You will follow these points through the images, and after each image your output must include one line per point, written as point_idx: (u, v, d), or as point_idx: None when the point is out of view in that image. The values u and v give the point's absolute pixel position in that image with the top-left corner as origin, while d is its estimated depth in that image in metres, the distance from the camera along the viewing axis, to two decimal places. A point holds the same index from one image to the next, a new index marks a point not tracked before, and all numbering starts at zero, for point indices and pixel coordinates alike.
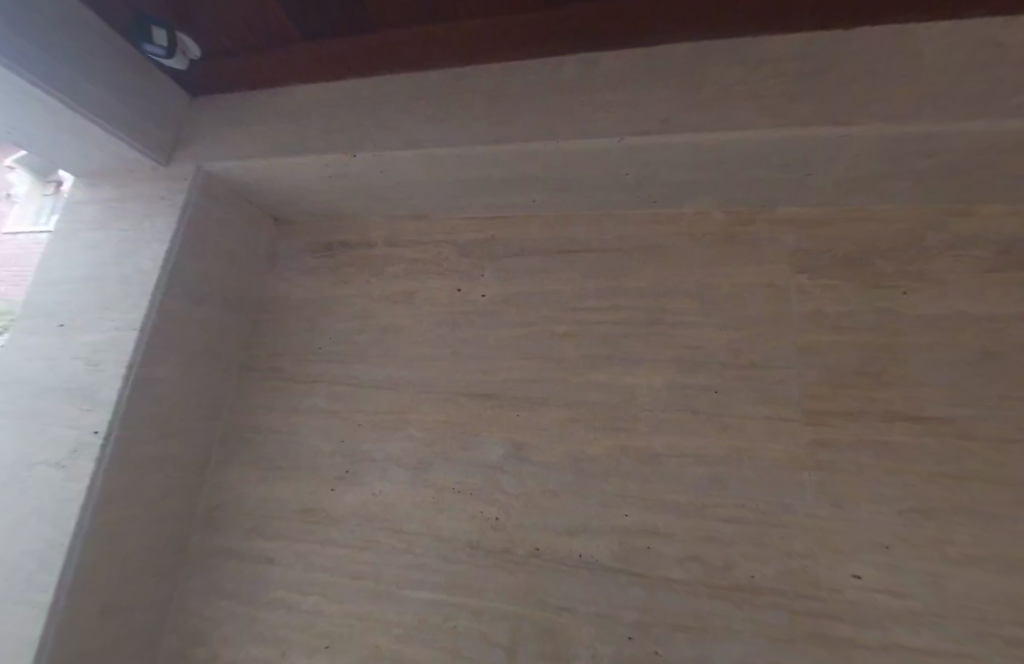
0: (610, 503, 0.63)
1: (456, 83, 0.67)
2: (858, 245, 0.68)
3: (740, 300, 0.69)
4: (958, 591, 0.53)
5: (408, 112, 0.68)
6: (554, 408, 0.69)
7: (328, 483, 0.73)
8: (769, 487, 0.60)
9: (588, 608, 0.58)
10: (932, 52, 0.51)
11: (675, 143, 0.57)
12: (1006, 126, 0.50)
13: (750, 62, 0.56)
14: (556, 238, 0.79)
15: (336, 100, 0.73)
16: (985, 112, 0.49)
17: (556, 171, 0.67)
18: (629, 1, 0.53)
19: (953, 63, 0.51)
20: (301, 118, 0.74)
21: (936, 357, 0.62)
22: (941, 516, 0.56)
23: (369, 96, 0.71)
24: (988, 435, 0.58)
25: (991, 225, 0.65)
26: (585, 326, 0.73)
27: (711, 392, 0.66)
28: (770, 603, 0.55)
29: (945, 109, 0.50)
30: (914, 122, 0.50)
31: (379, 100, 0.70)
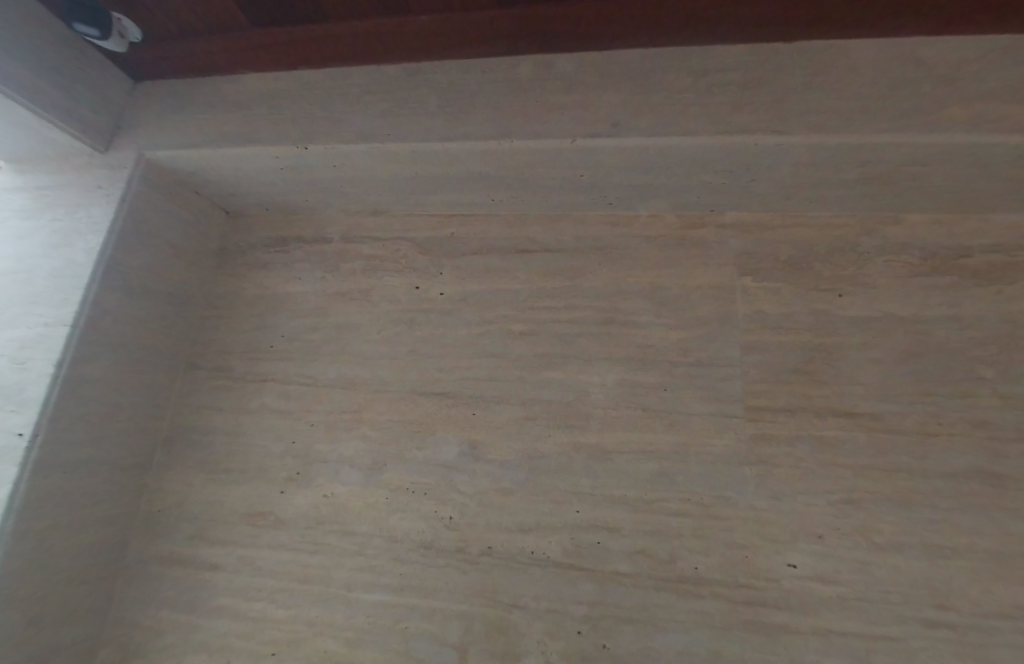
0: (563, 500, 0.64)
1: (411, 77, 0.66)
2: (799, 249, 0.72)
3: (690, 300, 0.71)
4: (881, 576, 0.57)
5: (361, 105, 0.66)
6: (510, 407, 0.70)
7: (277, 486, 0.71)
8: (714, 481, 0.62)
9: (539, 604, 0.59)
10: (861, 69, 0.55)
11: (625, 146, 0.58)
12: (927, 141, 0.53)
13: (698, 70, 0.58)
14: (514, 236, 0.79)
15: (288, 90, 0.70)
16: (908, 126, 0.53)
17: (512, 170, 0.67)
18: (582, 4, 0.54)
19: (880, 79, 0.54)
20: (250, 107, 0.72)
21: (867, 356, 0.66)
22: (867, 506, 0.60)
23: (322, 87, 0.69)
24: (910, 429, 0.62)
25: (915, 233, 0.70)
26: (542, 324, 0.73)
27: (661, 389, 0.68)
28: (713, 593, 0.57)
29: (873, 122, 0.53)
30: (845, 134, 0.53)
31: (332, 92, 0.69)
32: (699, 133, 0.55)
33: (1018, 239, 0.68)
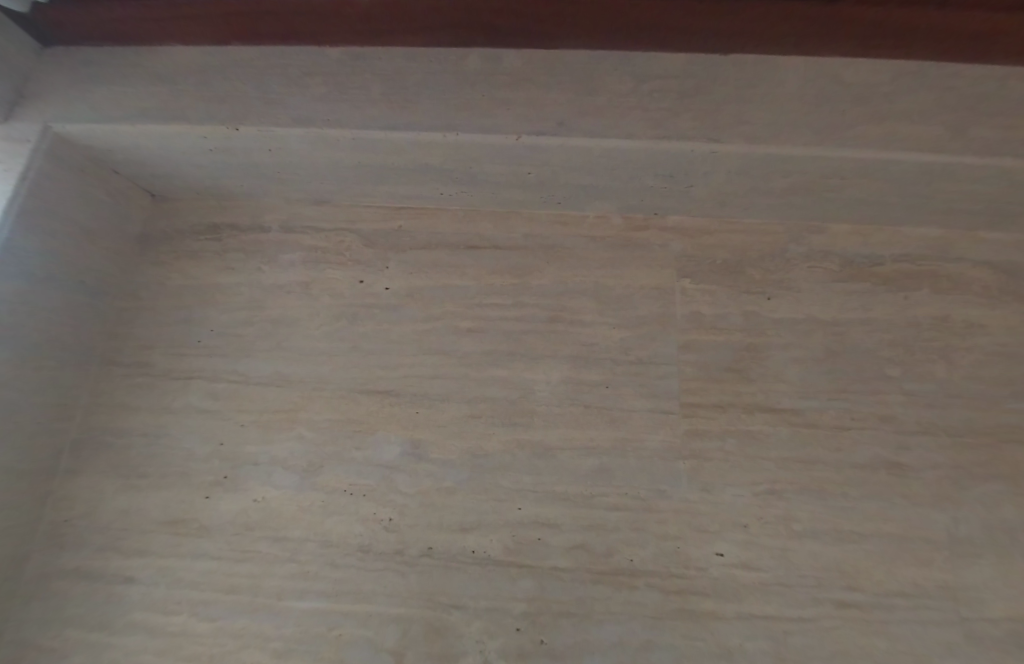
0: (505, 498, 0.64)
1: (353, 62, 0.63)
2: (734, 254, 0.75)
3: (633, 300, 0.73)
4: (798, 561, 0.61)
5: (300, 87, 0.63)
6: (455, 404, 0.69)
7: (202, 490, 0.67)
8: (651, 476, 0.64)
9: (479, 604, 0.59)
10: (789, 84, 0.58)
11: (569, 145, 0.58)
12: (843, 156, 0.57)
13: (642, 75, 0.59)
14: (463, 232, 0.78)
15: (220, 66, 0.66)
16: (827, 141, 0.56)
17: (458, 163, 0.66)
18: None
19: (805, 95, 0.57)
20: (176, 82, 0.66)
21: (792, 356, 0.70)
22: (788, 496, 0.64)
23: (257, 66, 0.65)
24: (827, 424, 0.67)
25: (836, 242, 0.76)
26: (488, 322, 0.73)
27: (604, 387, 0.69)
28: (647, 583, 0.59)
29: (797, 135, 0.56)
30: (772, 145, 0.56)
31: (268, 71, 0.65)
32: (640, 137, 0.57)
33: (921, 251, 0.75)
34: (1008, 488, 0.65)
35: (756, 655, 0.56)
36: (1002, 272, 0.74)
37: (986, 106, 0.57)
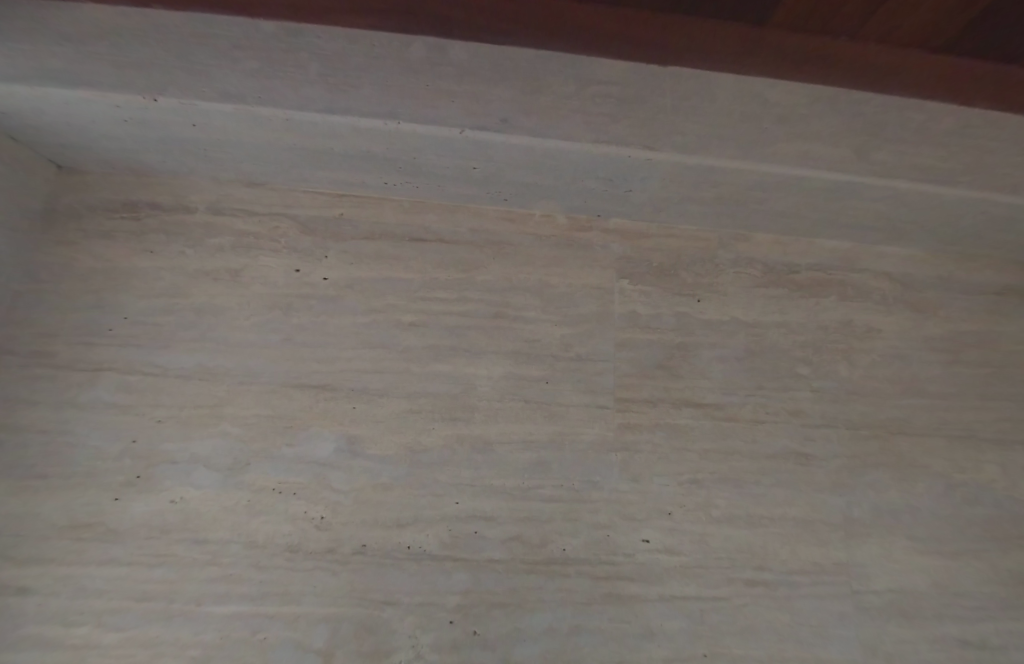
0: (443, 493, 0.64)
1: (253, 34, 0.49)
2: (668, 257, 0.79)
3: (574, 299, 0.75)
4: (716, 545, 0.65)
5: (206, 61, 0.53)
6: (394, 399, 0.68)
7: (111, 492, 0.61)
8: (585, 468, 0.67)
9: (412, 599, 0.58)
10: (741, 104, 0.56)
11: (514, 143, 0.61)
12: (750, 167, 0.65)
13: (592, 81, 0.53)
14: (407, 223, 0.76)
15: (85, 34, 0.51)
16: (743, 155, 0.63)
17: (401, 153, 0.65)
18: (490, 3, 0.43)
19: (749, 114, 0.57)
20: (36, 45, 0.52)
21: (717, 354, 0.75)
22: (708, 485, 0.68)
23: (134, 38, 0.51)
24: (745, 418, 0.73)
25: (759, 250, 0.82)
26: (431, 316, 0.72)
27: (543, 382, 0.71)
28: (578, 571, 0.62)
29: (717, 148, 0.62)
30: (694, 155, 0.63)
31: (149, 44, 0.52)
32: (579, 141, 0.61)
33: (831, 261, 0.83)
34: (893, 474, 0.73)
35: (675, 634, 0.61)
36: (896, 282, 0.83)
37: (904, 138, 0.60)
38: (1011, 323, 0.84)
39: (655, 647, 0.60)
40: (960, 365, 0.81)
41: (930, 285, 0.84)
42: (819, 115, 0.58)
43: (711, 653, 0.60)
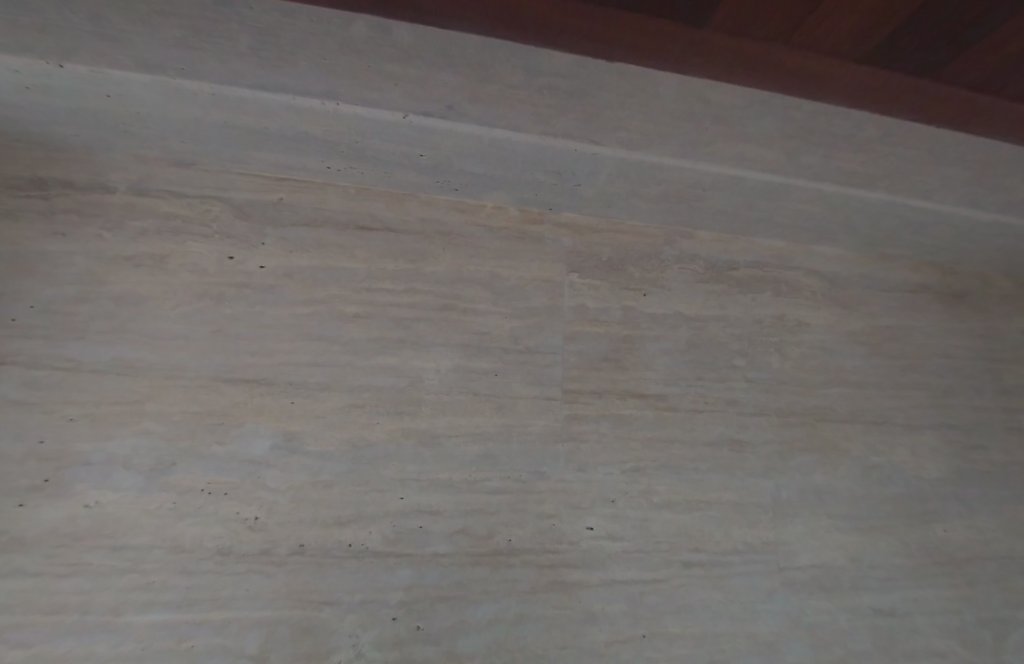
0: (387, 488, 0.62)
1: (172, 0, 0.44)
2: (616, 251, 0.81)
3: (524, 291, 0.75)
4: (656, 530, 0.68)
5: (118, 28, 0.47)
6: (336, 394, 0.65)
7: (10, 498, 0.55)
8: (531, 459, 0.67)
9: (353, 597, 0.57)
10: (683, 104, 0.57)
11: (459, 130, 0.61)
12: (688, 165, 0.68)
13: (544, 72, 0.52)
14: (352, 210, 0.73)
15: None
16: (684, 154, 0.66)
17: (343, 137, 0.63)
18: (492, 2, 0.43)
19: (690, 114, 0.59)
20: None
21: (660, 347, 0.78)
22: (650, 472, 0.71)
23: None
24: (686, 407, 0.76)
25: (701, 246, 0.85)
26: (376, 307, 0.70)
27: (492, 375, 0.70)
28: (523, 561, 0.63)
29: (661, 145, 0.64)
30: (637, 151, 0.65)
31: (41, 4, 0.45)
32: (526, 131, 0.61)
33: (766, 259, 0.87)
34: (817, 458, 0.79)
35: (616, 616, 0.63)
36: (825, 279, 0.89)
37: (830, 144, 0.64)
38: (923, 318, 0.92)
39: (596, 631, 0.62)
40: (878, 357, 0.87)
41: (853, 282, 0.91)
42: (755, 118, 0.60)
43: (649, 633, 0.63)
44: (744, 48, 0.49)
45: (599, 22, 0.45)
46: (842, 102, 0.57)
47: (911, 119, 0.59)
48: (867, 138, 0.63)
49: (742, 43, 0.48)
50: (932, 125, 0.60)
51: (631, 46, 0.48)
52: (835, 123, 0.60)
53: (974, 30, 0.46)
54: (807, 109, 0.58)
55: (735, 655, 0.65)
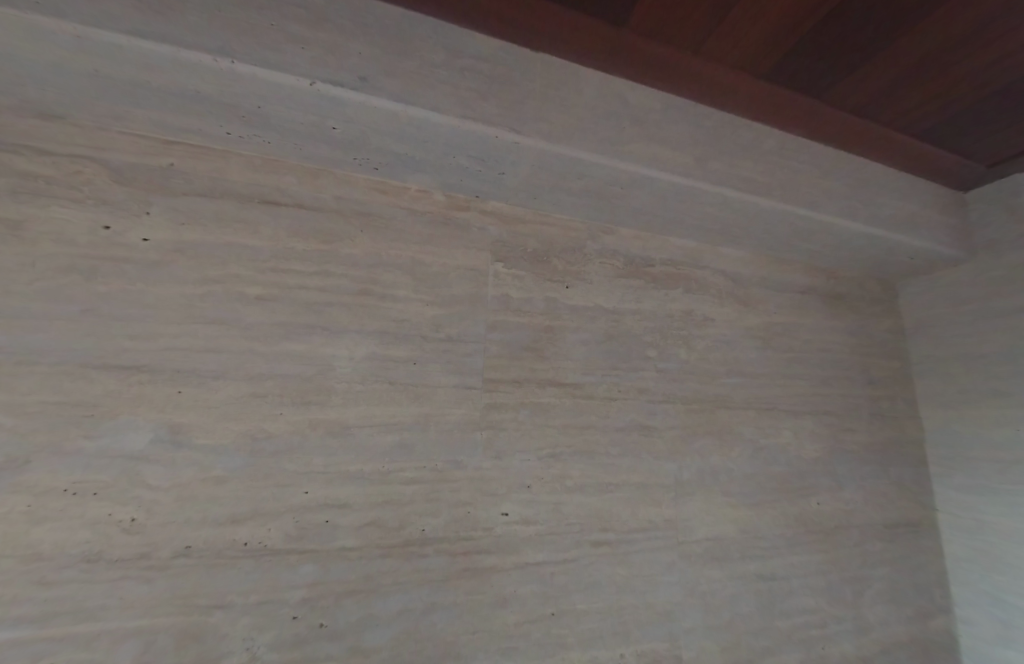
0: (289, 483, 0.59)
1: None
2: (541, 242, 0.82)
3: (447, 278, 0.74)
4: (568, 512, 0.71)
5: None
6: (234, 383, 0.60)
7: None
8: (448, 448, 0.67)
9: (248, 599, 0.55)
10: (581, 94, 0.65)
11: (373, 105, 0.57)
12: (611, 163, 0.68)
13: (455, 50, 0.59)
14: (257, 183, 0.67)
15: None
16: (604, 152, 0.67)
17: (242, 100, 0.57)
18: (602, 44, 0.62)
19: (593, 106, 0.66)
20: None
21: (579, 337, 0.80)
22: (565, 458, 0.73)
23: None
24: (602, 395, 0.79)
25: (621, 242, 0.88)
26: (284, 290, 0.65)
27: (410, 363, 0.68)
28: (436, 550, 0.63)
29: (581, 140, 0.65)
30: (560, 145, 0.64)
31: None
32: (447, 114, 0.58)
33: (679, 256, 0.93)
34: (716, 443, 0.86)
35: (526, 596, 0.66)
36: (729, 278, 0.97)
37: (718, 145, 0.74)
38: (809, 316, 1.03)
39: (507, 613, 0.64)
40: (770, 350, 0.97)
41: (753, 281, 0.99)
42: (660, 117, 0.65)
43: (558, 611, 0.67)
44: (766, 96, 0.72)
45: (620, 48, 0.63)
46: (730, 108, 0.75)
47: (778, 128, 0.79)
48: (744, 140, 0.76)
49: (652, 50, 0.63)
50: (793, 134, 0.81)
51: (571, 46, 0.62)
52: (711, 119, 0.74)
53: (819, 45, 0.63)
54: (695, 110, 0.73)
55: (634, 626, 0.71)
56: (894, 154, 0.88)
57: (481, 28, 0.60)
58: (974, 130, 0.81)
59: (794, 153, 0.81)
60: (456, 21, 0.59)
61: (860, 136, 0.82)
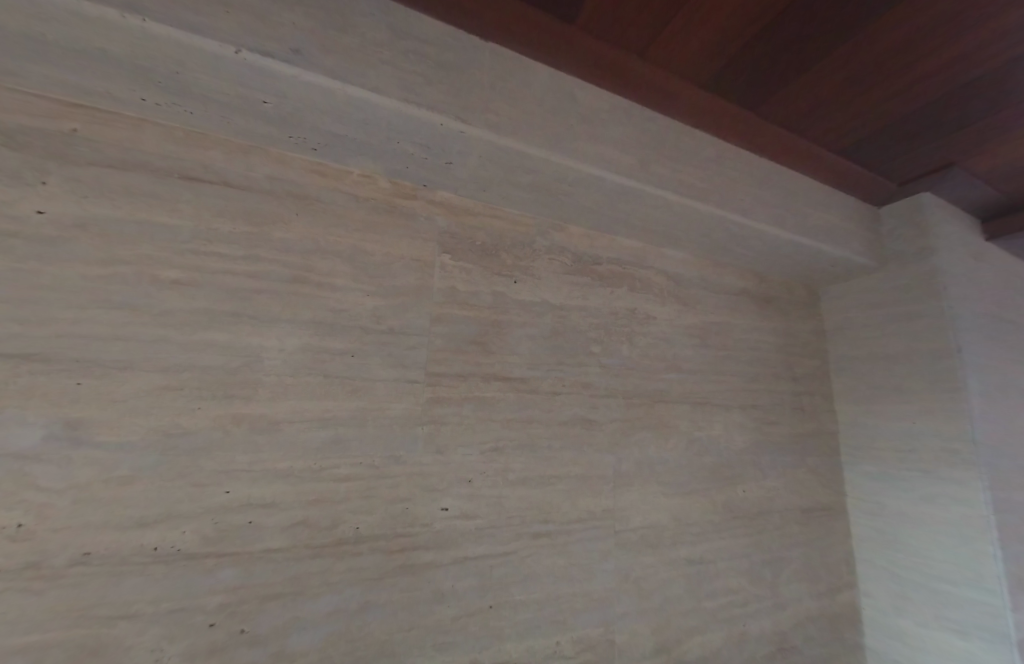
0: (208, 482, 0.56)
1: None
2: (489, 236, 0.81)
3: (391, 269, 0.71)
4: (509, 506, 0.72)
5: None
6: (144, 374, 0.55)
7: None
8: (387, 443, 0.65)
9: (158, 607, 0.51)
10: (528, 88, 0.66)
11: (306, 81, 0.54)
12: (559, 160, 0.68)
13: (398, 31, 0.58)
14: (177, 157, 0.61)
15: None
16: (551, 147, 0.67)
17: (158, 65, 0.52)
18: (551, 39, 0.63)
19: (540, 101, 0.67)
20: None
21: (526, 332, 0.80)
22: (508, 452, 0.74)
23: None
24: (546, 389, 0.80)
25: (570, 239, 0.89)
26: (207, 275, 0.60)
27: (348, 356, 0.66)
28: (371, 548, 0.61)
29: (527, 133, 0.65)
30: (506, 137, 0.64)
31: None
32: (387, 96, 0.57)
33: (625, 255, 0.95)
34: (653, 435, 0.89)
35: (464, 591, 0.66)
36: (671, 279, 1.00)
37: (659, 149, 0.77)
38: (743, 317, 1.09)
39: (444, 608, 0.64)
40: (707, 348, 1.01)
41: (693, 282, 1.03)
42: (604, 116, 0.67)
43: (495, 604, 0.68)
44: (709, 105, 0.76)
45: (568, 45, 0.64)
46: (673, 114, 0.78)
47: (717, 136, 0.83)
48: (684, 146, 0.80)
49: (598, 49, 0.65)
50: (730, 143, 0.85)
51: (519, 36, 0.63)
52: (655, 123, 0.77)
53: (749, 59, 0.67)
54: (638, 112, 0.76)
55: (570, 614, 0.73)
56: (823, 169, 0.95)
57: (428, 11, 0.60)
58: (890, 150, 0.89)
59: (730, 161, 0.85)
60: (402, 2, 0.58)
61: (795, 149, 0.88)
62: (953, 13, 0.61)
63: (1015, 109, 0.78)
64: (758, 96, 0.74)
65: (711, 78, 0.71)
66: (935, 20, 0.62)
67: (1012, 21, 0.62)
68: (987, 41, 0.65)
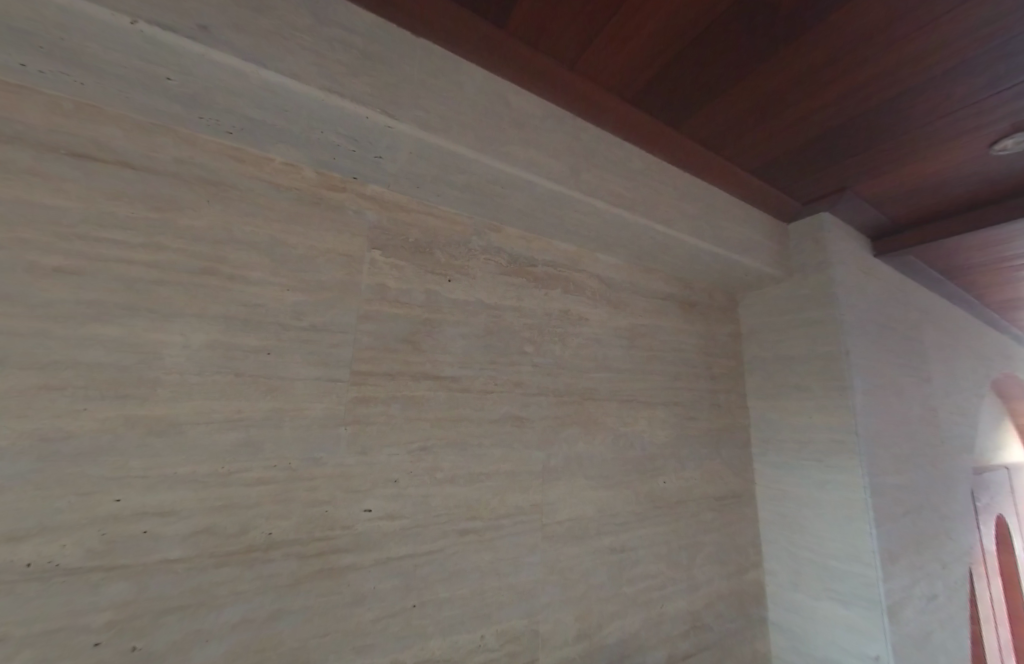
0: (96, 491, 0.51)
1: None
2: (422, 233, 0.80)
3: (314, 263, 0.69)
4: (436, 504, 0.72)
5: None
6: (18, 373, 0.50)
7: None
8: (305, 445, 0.63)
9: (30, 629, 0.46)
10: (459, 87, 0.66)
11: (215, 60, 0.51)
12: (491, 162, 0.69)
13: (321, 17, 0.57)
14: (64, 131, 0.55)
15: None
16: (481, 148, 0.67)
17: (37, 27, 0.47)
18: (483, 41, 0.64)
19: (471, 102, 0.67)
20: None
21: (459, 331, 0.81)
22: (437, 451, 0.74)
23: None
24: (477, 388, 0.80)
25: (505, 239, 0.90)
26: (97, 265, 0.55)
27: (264, 353, 0.63)
28: (285, 553, 0.59)
29: (459, 134, 0.65)
30: (436, 135, 0.64)
31: None
32: (307, 84, 0.55)
33: (559, 258, 0.98)
34: (581, 432, 0.93)
35: (386, 592, 0.65)
36: (602, 282, 1.04)
37: (587, 156, 0.80)
38: (667, 320, 1.16)
39: (365, 610, 0.63)
40: (634, 348, 1.07)
41: (623, 285, 1.08)
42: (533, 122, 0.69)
43: (419, 603, 0.68)
44: (635, 117, 0.80)
45: (500, 49, 0.66)
46: (602, 125, 0.81)
47: (643, 149, 0.88)
48: (611, 155, 0.83)
49: (529, 55, 0.67)
50: (654, 157, 0.91)
51: (450, 35, 0.63)
52: (585, 132, 0.80)
53: (667, 79, 0.72)
54: (569, 120, 0.78)
55: (495, 607, 0.74)
56: (738, 186, 1.03)
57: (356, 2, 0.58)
58: (793, 172, 0.99)
59: (654, 173, 0.90)
60: None
61: (713, 166, 0.95)
62: (837, 54, 0.69)
63: (890, 143, 0.89)
64: (677, 114, 0.80)
65: (633, 93, 0.75)
66: (821, 59, 0.70)
67: (883, 65, 0.71)
68: (870, 80, 0.74)
